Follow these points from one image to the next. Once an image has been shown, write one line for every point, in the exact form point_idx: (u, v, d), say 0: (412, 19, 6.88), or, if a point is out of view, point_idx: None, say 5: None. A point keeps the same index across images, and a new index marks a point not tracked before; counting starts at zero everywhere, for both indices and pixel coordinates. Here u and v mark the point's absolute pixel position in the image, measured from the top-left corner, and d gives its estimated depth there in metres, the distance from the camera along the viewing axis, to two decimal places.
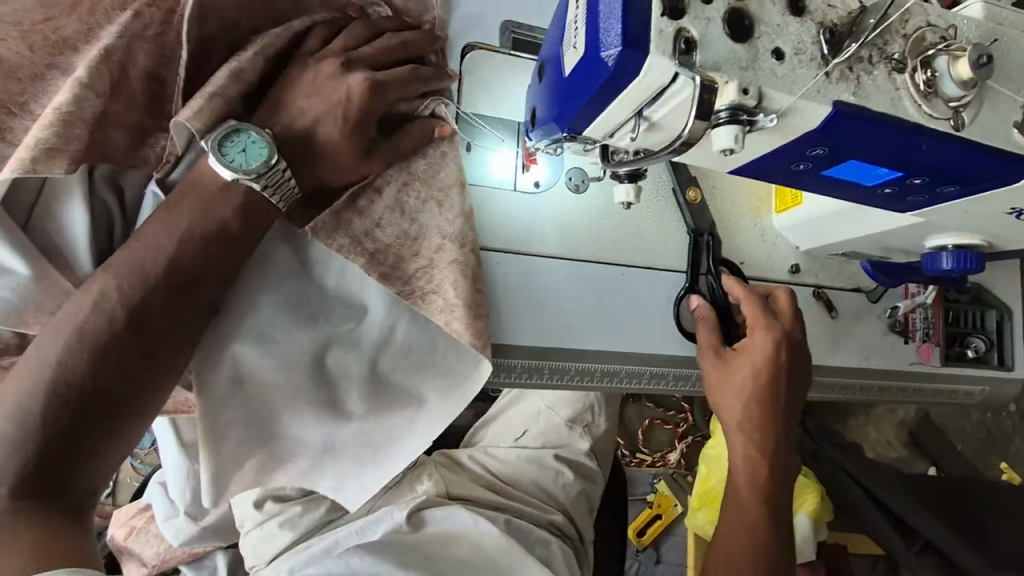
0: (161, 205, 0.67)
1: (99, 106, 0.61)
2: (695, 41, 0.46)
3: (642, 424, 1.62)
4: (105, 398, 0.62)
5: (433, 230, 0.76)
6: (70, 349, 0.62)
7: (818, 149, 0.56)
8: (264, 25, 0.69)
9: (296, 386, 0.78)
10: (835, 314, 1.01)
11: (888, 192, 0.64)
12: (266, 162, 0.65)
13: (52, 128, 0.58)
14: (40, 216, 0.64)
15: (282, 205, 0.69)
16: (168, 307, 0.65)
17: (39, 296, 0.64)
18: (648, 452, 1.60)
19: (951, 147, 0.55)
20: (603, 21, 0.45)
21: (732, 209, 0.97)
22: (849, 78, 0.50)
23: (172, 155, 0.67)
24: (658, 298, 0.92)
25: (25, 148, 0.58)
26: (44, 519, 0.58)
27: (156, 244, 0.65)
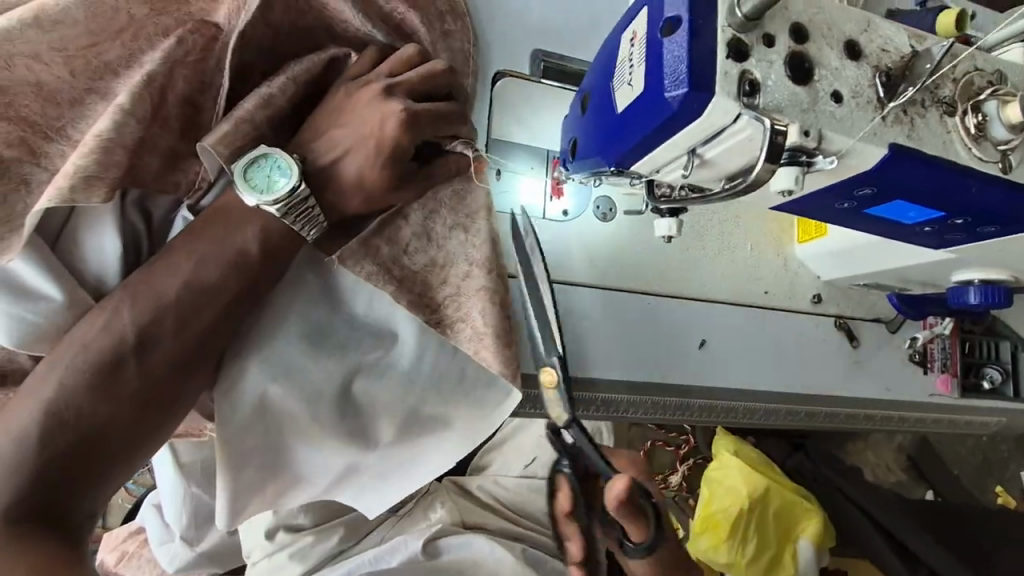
0: (185, 229, 0.65)
1: (138, 133, 0.60)
2: (758, 83, 0.46)
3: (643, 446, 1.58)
4: (112, 415, 0.60)
5: (459, 255, 0.75)
6: (79, 364, 0.60)
7: (866, 189, 0.56)
8: (303, 52, 0.68)
9: (324, 414, 0.76)
10: (856, 344, 1.01)
11: (927, 230, 0.64)
12: (288, 185, 0.63)
13: (92, 154, 0.57)
14: (67, 239, 0.62)
15: (305, 232, 0.66)
16: (180, 321, 0.63)
17: (63, 321, 0.62)
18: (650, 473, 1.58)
19: (999, 189, 0.55)
20: (667, 61, 0.45)
21: (757, 239, 0.97)
22: (904, 121, 0.50)
23: (205, 179, 0.66)
24: (683, 328, 0.91)
25: (63, 176, 0.56)
26: (43, 541, 0.55)
27: (175, 262, 0.63)
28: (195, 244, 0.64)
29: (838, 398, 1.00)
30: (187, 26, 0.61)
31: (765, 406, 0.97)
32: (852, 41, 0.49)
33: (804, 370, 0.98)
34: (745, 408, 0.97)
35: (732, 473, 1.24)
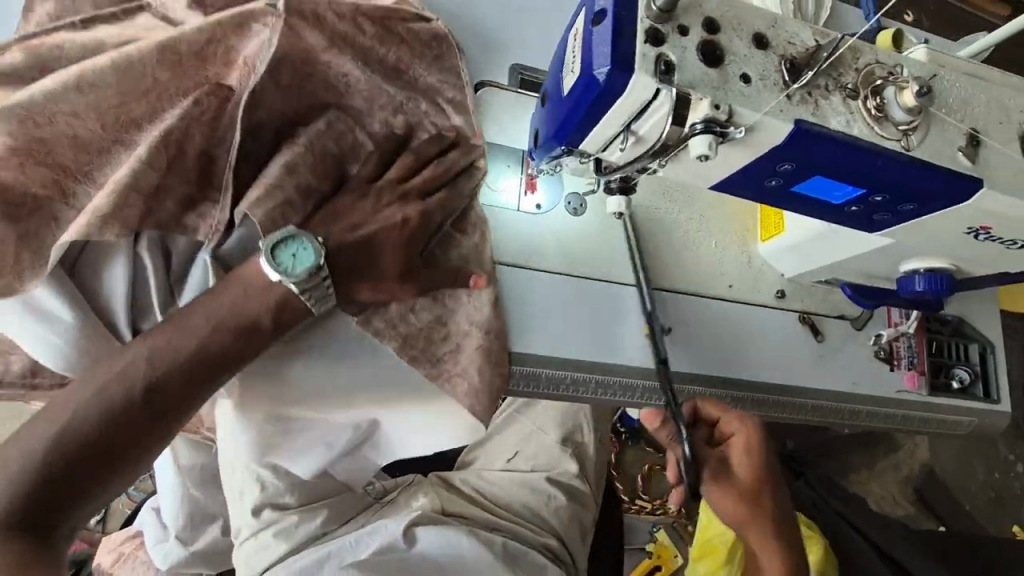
0: (206, 294, 0.72)
1: (156, 179, 0.70)
2: (673, 64, 0.54)
3: (641, 470, 1.67)
4: (110, 443, 0.66)
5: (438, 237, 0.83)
6: (90, 398, 0.66)
7: (785, 164, 0.63)
8: None
9: (309, 378, 0.82)
10: (819, 338, 1.06)
11: (855, 211, 0.71)
12: (314, 269, 0.71)
13: (116, 197, 0.68)
14: (87, 263, 0.74)
15: (314, 309, 0.75)
16: (189, 380, 0.69)
17: (83, 341, 0.75)
18: (648, 499, 1.65)
19: (904, 164, 0.62)
20: (596, 46, 0.54)
21: (721, 236, 1.04)
22: (807, 101, 0.58)
23: (218, 226, 0.74)
24: (651, 317, 0.97)
25: (89, 216, 0.67)
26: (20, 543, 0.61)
27: (193, 319, 0.70)
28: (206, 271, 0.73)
29: (804, 389, 1.04)
30: (203, 87, 0.70)
31: (734, 394, 1.00)
32: (760, 34, 0.58)
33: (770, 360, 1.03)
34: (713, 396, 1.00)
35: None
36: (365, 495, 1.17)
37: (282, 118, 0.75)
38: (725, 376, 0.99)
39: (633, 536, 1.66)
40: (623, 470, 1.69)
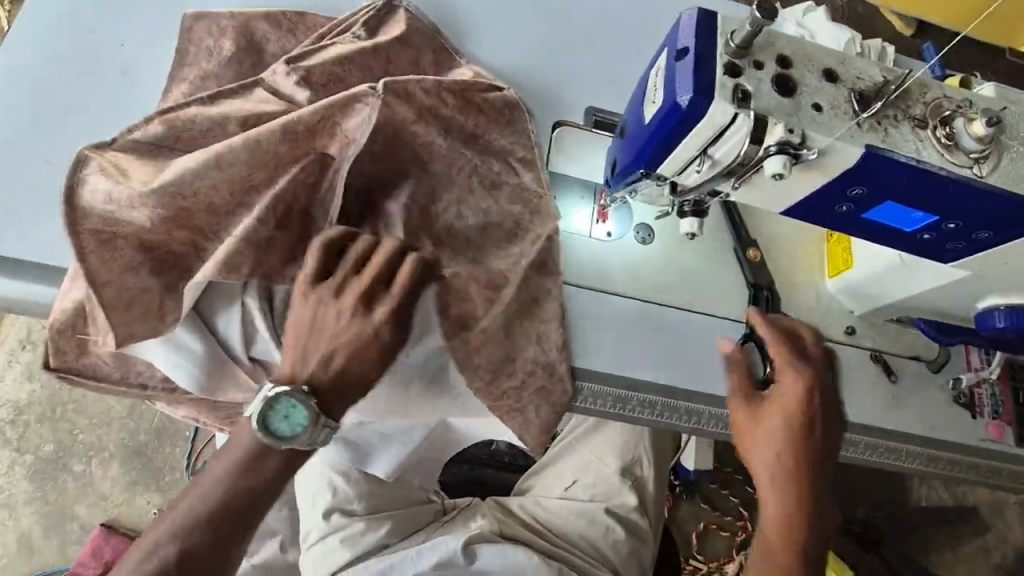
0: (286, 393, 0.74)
1: (266, 232, 0.78)
2: (750, 93, 0.61)
3: (697, 528, 1.61)
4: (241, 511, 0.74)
5: (517, 253, 0.89)
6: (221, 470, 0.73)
7: (857, 189, 0.67)
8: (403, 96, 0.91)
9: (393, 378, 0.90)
10: (893, 377, 1.03)
11: (927, 238, 0.73)
12: (313, 424, 0.72)
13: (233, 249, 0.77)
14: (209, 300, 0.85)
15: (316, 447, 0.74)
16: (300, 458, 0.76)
17: (206, 364, 0.86)
18: (703, 560, 1.59)
19: (979, 190, 0.65)
20: (679, 78, 0.62)
21: (789, 271, 1.06)
22: (877, 129, 0.63)
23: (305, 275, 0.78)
24: (718, 344, 0.99)
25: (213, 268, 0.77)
26: None
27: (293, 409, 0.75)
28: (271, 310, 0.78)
29: (880, 429, 1.01)
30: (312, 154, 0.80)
31: None
32: (830, 69, 0.64)
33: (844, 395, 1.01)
34: None
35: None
36: (425, 511, 1.20)
37: (367, 178, 0.83)
38: None
39: None
40: (675, 527, 1.62)
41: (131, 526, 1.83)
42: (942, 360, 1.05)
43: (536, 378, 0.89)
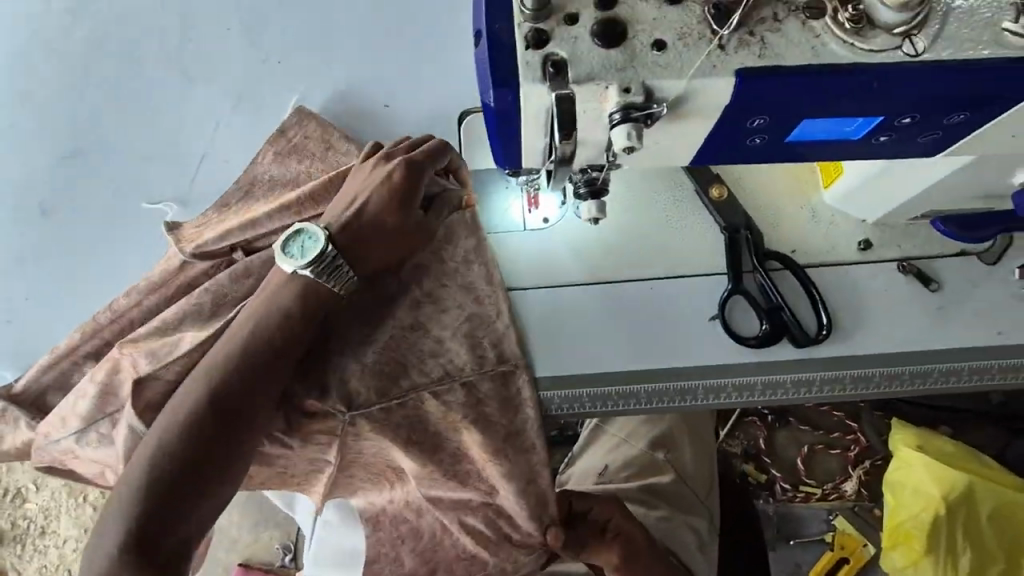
0: (215, 444, 0.65)
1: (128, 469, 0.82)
2: (564, 61, 0.48)
3: (801, 452, 1.43)
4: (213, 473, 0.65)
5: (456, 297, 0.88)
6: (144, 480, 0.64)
7: (758, 120, 0.52)
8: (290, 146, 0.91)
9: None
10: (932, 286, 0.85)
11: (885, 141, 0.56)
12: None
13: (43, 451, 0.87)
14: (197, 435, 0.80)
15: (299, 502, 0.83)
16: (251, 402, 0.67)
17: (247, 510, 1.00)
18: (815, 483, 1.42)
19: (910, 75, 0.49)
20: (480, 69, 0.50)
21: (772, 196, 0.89)
22: (750, 43, 0.48)
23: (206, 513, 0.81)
24: (698, 307, 0.87)
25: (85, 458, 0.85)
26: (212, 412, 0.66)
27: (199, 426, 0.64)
28: (219, 440, 0.65)
29: (926, 352, 0.84)
30: None
31: (823, 376, 0.84)
32: None
33: (873, 324, 0.85)
34: (799, 381, 0.84)
35: (919, 471, 1.23)
36: None
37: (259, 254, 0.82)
38: (809, 357, 0.84)
39: (802, 529, 1.43)
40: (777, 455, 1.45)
41: (264, 556, 1.54)
42: (982, 247, 0.87)
43: (565, 357, 0.86)
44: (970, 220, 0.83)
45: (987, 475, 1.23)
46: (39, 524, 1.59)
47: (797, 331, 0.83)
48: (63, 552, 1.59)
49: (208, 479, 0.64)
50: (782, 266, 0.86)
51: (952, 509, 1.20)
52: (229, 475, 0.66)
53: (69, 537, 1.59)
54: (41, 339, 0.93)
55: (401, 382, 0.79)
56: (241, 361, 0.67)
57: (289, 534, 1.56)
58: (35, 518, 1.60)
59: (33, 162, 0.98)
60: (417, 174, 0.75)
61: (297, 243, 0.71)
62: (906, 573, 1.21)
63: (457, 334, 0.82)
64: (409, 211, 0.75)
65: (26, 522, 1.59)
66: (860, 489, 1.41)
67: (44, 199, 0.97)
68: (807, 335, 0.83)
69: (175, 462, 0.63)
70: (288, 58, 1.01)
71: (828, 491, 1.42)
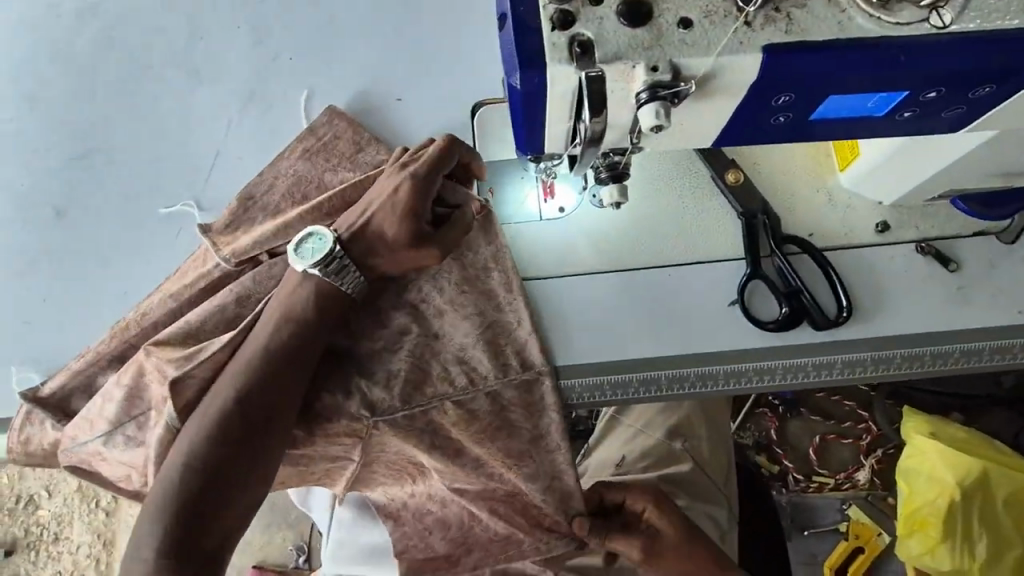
0: (235, 450, 0.68)
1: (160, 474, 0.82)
2: (590, 41, 0.48)
3: (813, 442, 1.44)
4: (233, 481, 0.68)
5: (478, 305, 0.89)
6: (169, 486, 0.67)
7: (783, 97, 0.52)
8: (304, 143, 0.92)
9: None
10: (951, 266, 0.85)
11: (909, 117, 0.56)
12: None
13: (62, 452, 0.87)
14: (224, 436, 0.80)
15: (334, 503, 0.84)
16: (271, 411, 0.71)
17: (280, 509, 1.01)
18: (828, 473, 1.42)
19: (937, 48, 0.49)
20: (506, 53, 0.50)
21: (788, 180, 0.89)
22: (776, 19, 0.48)
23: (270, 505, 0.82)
24: (718, 292, 0.87)
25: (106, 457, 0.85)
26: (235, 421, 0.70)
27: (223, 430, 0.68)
28: (241, 447, 0.69)
29: (946, 332, 0.84)
30: None
31: (845, 358, 0.84)
32: None
33: (893, 305, 0.85)
34: (820, 364, 0.84)
35: (932, 457, 1.23)
36: None
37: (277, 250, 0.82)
38: (830, 339, 0.84)
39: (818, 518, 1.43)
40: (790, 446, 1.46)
41: (278, 557, 1.55)
42: (1000, 226, 0.86)
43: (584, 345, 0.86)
44: (988, 198, 0.83)
45: (1001, 458, 1.23)
46: (53, 530, 1.60)
47: (817, 313, 0.83)
48: (78, 557, 1.59)
49: (231, 485, 0.68)
50: (799, 249, 0.86)
51: (968, 495, 1.20)
52: (254, 473, 0.69)
53: (82, 542, 1.59)
54: (53, 340, 0.94)
55: (425, 390, 0.82)
56: (267, 371, 0.71)
57: (303, 535, 1.56)
58: (49, 525, 1.60)
59: (45, 164, 0.99)
60: (426, 185, 0.73)
61: (308, 245, 0.74)
62: (924, 561, 1.21)
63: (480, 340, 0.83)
64: (418, 222, 0.73)
65: (39, 528, 1.60)
66: (872, 478, 1.40)
67: (58, 201, 0.98)
68: (827, 318, 0.83)
69: (200, 467, 0.67)
70: (299, 56, 1.01)
71: (841, 480, 1.41)
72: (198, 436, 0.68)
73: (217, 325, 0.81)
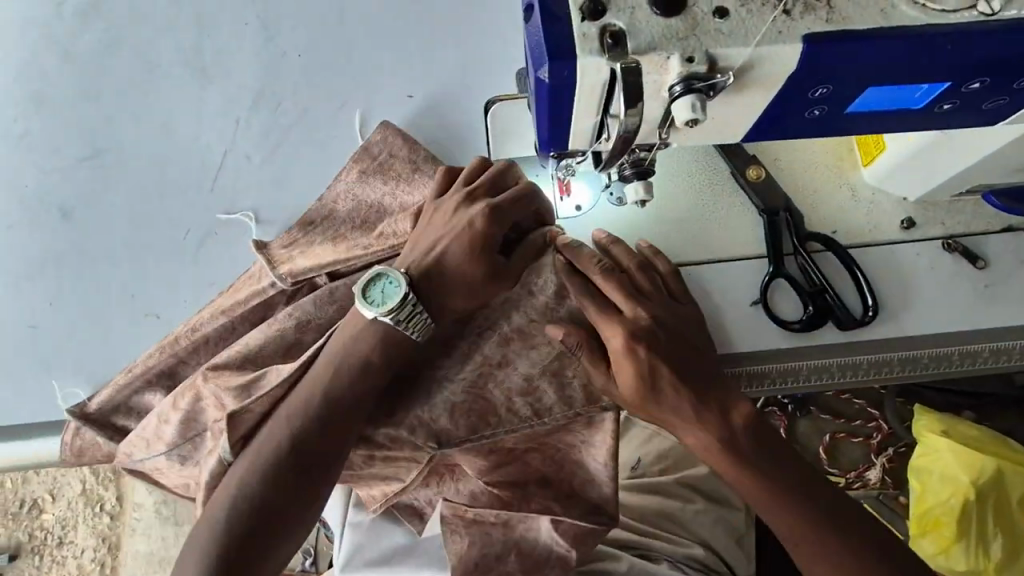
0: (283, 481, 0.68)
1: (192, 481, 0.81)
2: (622, 31, 0.46)
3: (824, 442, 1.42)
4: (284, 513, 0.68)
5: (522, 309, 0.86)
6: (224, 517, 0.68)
7: (821, 89, 0.50)
8: None
9: None
10: (978, 262, 0.83)
11: (948, 109, 0.54)
12: None
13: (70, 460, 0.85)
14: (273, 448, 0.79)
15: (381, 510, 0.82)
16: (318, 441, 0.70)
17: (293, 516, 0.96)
18: (839, 472, 1.41)
19: (984, 36, 0.47)
20: (532, 45, 0.48)
21: (810, 175, 0.87)
22: (816, 7, 0.47)
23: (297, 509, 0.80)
24: (739, 291, 0.85)
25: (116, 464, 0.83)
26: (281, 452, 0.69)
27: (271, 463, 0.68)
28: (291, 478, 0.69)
29: (970, 333, 0.82)
30: None
31: (870, 358, 0.83)
32: None
33: (918, 304, 0.83)
34: (844, 365, 0.84)
35: (945, 457, 1.21)
36: None
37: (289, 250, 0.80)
38: (854, 339, 0.82)
39: None
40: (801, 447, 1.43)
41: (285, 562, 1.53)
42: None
43: None
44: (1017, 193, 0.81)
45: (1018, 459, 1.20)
46: (57, 534, 1.58)
47: (842, 313, 0.81)
48: (83, 561, 1.57)
49: (282, 517, 0.68)
50: (822, 247, 0.84)
51: (982, 495, 1.17)
52: (301, 515, 0.70)
53: (87, 547, 1.57)
54: (60, 343, 0.92)
55: (490, 421, 0.79)
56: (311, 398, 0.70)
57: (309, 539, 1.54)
58: (53, 529, 1.58)
59: (50, 164, 0.97)
60: (503, 218, 0.73)
61: (378, 288, 0.71)
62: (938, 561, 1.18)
63: (546, 374, 0.80)
64: (493, 256, 0.73)
65: (44, 533, 1.58)
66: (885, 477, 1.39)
67: (64, 202, 0.96)
68: (852, 317, 0.81)
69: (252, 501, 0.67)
70: (307, 53, 0.99)
71: (852, 479, 1.40)
72: (252, 471, 0.68)
73: (262, 341, 0.78)
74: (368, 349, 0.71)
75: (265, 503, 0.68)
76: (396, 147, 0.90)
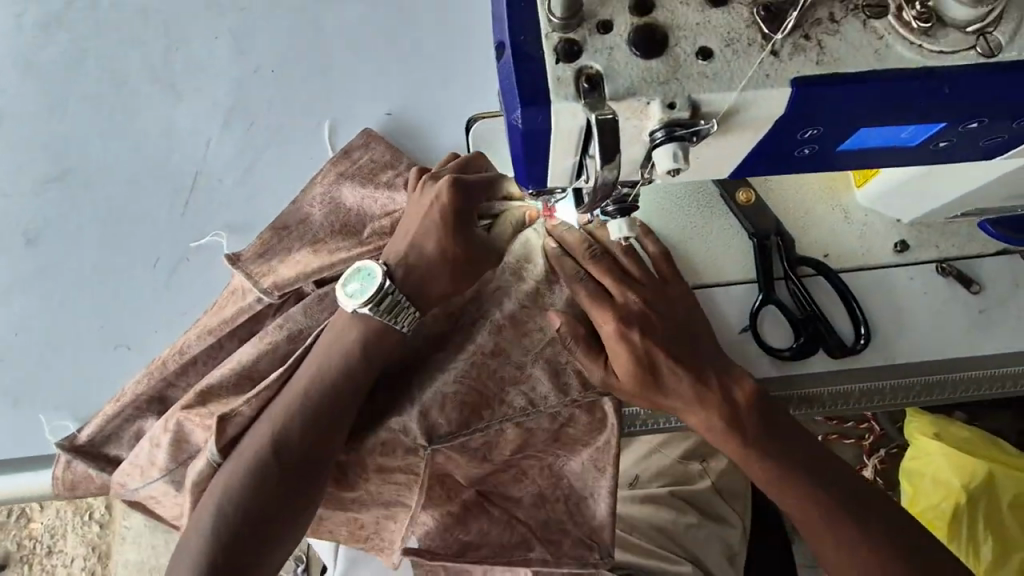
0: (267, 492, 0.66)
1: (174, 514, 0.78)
2: (599, 75, 0.43)
3: None
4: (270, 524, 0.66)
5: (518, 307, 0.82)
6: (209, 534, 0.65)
7: (811, 130, 0.47)
8: None
9: None
10: (973, 286, 0.81)
11: (943, 147, 0.51)
12: None
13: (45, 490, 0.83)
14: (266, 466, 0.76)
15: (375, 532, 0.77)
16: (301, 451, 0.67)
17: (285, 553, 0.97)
18: None
19: (983, 77, 0.44)
20: (504, 87, 0.45)
21: (802, 196, 0.84)
22: (806, 47, 0.44)
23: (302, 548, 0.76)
24: (729, 319, 0.82)
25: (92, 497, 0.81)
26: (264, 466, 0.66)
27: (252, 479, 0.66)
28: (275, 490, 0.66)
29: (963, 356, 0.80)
30: None
31: (862, 386, 0.81)
32: None
33: (911, 329, 0.81)
34: (836, 394, 0.81)
35: (937, 460, 1.20)
36: None
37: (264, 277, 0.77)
38: (845, 368, 0.80)
39: None
40: None
41: None
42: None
43: None
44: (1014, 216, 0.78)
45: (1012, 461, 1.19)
46: (46, 543, 1.56)
47: (833, 341, 0.79)
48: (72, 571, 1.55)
49: (269, 529, 0.66)
50: (814, 272, 0.82)
51: (974, 499, 1.16)
52: (292, 525, 0.67)
53: (76, 556, 1.55)
54: (32, 369, 0.89)
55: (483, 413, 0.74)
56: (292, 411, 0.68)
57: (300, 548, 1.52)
58: (42, 538, 1.56)
59: (16, 182, 0.93)
60: (466, 192, 0.69)
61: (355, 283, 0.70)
62: None
63: (538, 364, 0.76)
64: (466, 231, 0.70)
65: (32, 542, 1.55)
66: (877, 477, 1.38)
67: (32, 225, 0.92)
68: (844, 346, 0.79)
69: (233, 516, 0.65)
70: (282, 66, 0.95)
71: None
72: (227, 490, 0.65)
73: (238, 373, 0.75)
74: (343, 382, 0.68)
75: (251, 515, 0.65)
76: (375, 161, 0.87)
